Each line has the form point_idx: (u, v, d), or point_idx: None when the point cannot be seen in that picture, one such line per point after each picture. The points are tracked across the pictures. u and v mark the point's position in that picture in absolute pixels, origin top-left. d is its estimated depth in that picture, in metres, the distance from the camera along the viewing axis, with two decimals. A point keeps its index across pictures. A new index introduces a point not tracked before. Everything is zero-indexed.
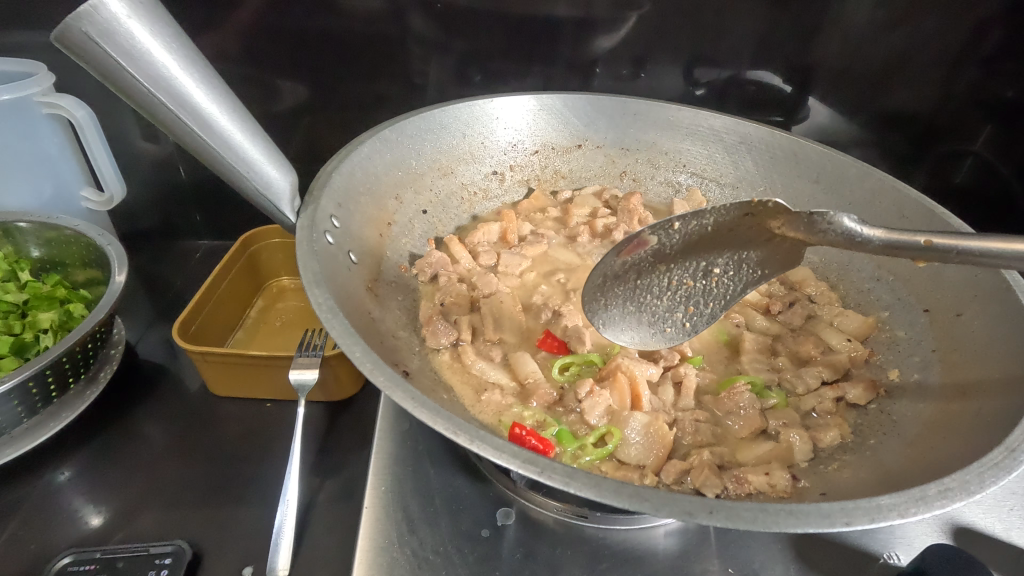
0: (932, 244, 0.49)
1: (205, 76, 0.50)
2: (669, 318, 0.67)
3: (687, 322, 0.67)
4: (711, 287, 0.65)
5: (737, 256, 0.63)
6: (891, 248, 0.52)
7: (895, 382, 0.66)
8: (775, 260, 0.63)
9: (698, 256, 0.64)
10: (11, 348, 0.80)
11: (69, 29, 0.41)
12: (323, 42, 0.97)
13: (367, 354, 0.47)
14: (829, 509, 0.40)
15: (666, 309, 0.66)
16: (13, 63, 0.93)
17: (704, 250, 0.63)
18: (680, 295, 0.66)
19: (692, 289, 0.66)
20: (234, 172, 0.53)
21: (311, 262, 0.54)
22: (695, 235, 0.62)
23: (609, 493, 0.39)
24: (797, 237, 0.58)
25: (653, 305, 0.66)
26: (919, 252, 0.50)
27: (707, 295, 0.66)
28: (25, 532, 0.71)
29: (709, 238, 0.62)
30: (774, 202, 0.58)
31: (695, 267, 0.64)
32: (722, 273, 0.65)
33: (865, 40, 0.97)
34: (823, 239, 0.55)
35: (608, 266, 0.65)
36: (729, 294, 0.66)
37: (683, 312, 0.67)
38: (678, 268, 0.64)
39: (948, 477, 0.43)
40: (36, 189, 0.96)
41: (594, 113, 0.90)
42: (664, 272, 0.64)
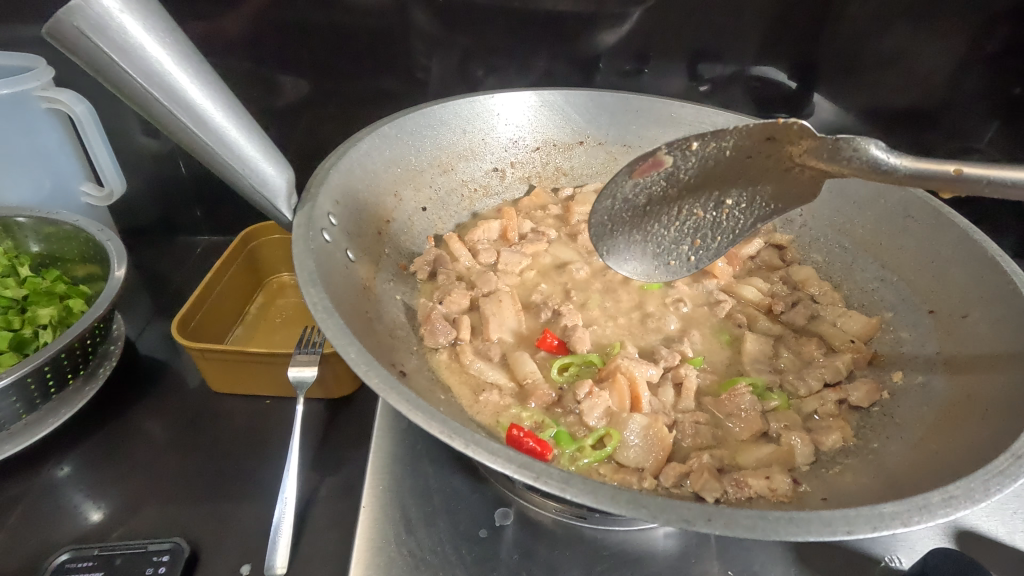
0: (960, 175, 0.48)
1: (199, 71, 0.49)
2: (674, 249, 0.70)
3: (693, 254, 0.71)
4: (721, 219, 0.67)
5: (752, 188, 0.64)
6: (917, 178, 0.51)
7: (899, 384, 0.65)
8: (790, 195, 0.63)
9: (710, 188, 0.65)
10: (10, 344, 0.80)
11: (60, 23, 0.40)
12: (324, 37, 0.96)
13: (362, 355, 0.46)
14: (830, 517, 0.39)
15: (673, 240, 0.70)
16: (13, 57, 0.93)
17: (719, 180, 0.64)
18: (688, 226, 0.69)
19: (701, 220, 0.68)
20: (229, 169, 0.53)
21: (307, 260, 0.53)
22: (712, 159, 0.63)
23: (606, 499, 0.39)
24: (819, 166, 0.57)
25: (660, 235, 0.69)
26: (947, 182, 0.49)
27: (716, 228, 0.68)
28: (24, 529, 0.71)
29: (722, 167, 0.63)
30: (799, 124, 0.56)
31: (708, 198, 0.66)
32: (734, 206, 0.66)
33: (871, 36, 0.96)
34: (846, 167, 0.54)
35: (620, 193, 0.66)
36: (738, 228, 0.67)
37: (689, 244, 0.70)
38: (692, 198, 0.66)
39: (952, 484, 0.42)
40: (36, 184, 0.96)
41: (596, 109, 0.89)
42: (675, 203, 0.66)
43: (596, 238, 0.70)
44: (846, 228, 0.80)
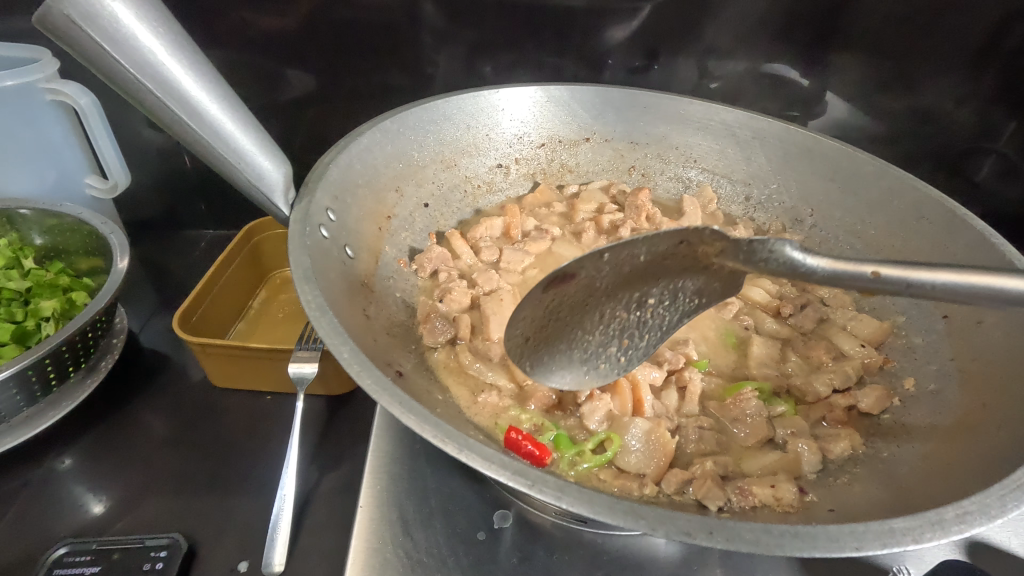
0: (880, 276, 0.45)
1: (194, 62, 0.48)
2: (603, 352, 0.55)
3: (622, 356, 0.57)
4: (646, 318, 0.56)
5: (673, 285, 0.55)
6: (833, 281, 0.48)
7: (911, 392, 0.63)
8: (714, 288, 0.56)
9: (630, 287, 0.53)
10: (12, 336, 0.79)
11: (50, 11, 0.40)
12: (328, 31, 0.95)
13: (355, 355, 0.45)
14: (837, 532, 0.38)
15: (600, 344, 0.55)
16: (17, 49, 0.92)
17: (639, 281, 0.53)
18: (614, 328, 0.55)
19: (626, 321, 0.55)
20: (225, 163, 0.52)
21: (302, 257, 0.52)
22: (624, 265, 0.51)
23: (602, 509, 0.38)
24: (734, 266, 0.52)
25: (586, 341, 0.54)
26: (869, 284, 0.45)
27: (642, 326, 0.56)
28: (24, 521, 0.71)
29: (641, 268, 0.52)
30: (713, 229, 0.50)
31: (629, 298, 0.54)
32: (657, 303, 0.56)
33: (886, 33, 0.94)
34: (763, 270, 0.50)
35: (533, 307, 0.51)
36: (665, 323, 0.57)
37: (617, 346, 0.56)
38: (612, 299, 0.53)
39: (966, 499, 0.41)
40: (39, 177, 0.96)
41: (602, 105, 0.88)
42: (595, 307, 0.53)
43: (514, 355, 0.52)
44: (858, 230, 0.78)
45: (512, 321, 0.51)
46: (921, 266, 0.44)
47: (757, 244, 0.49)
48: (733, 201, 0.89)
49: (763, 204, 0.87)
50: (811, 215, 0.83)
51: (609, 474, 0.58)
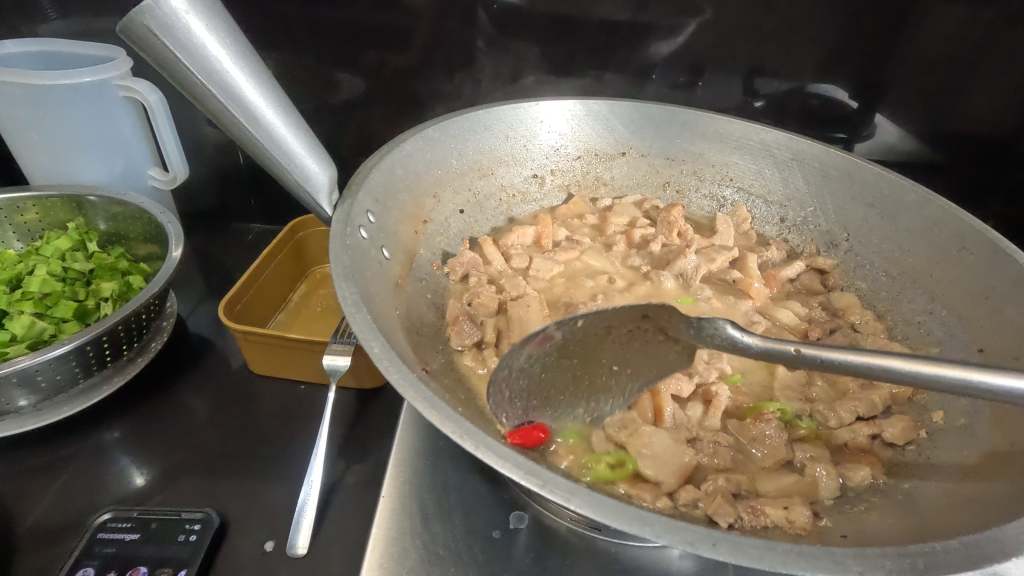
0: (801, 354, 0.52)
1: (255, 70, 0.52)
2: (570, 412, 0.61)
3: (589, 417, 0.62)
4: (609, 385, 0.60)
5: (635, 355, 0.59)
6: (766, 356, 0.55)
7: (939, 425, 0.62)
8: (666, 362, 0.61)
9: (596, 356, 0.57)
10: (75, 313, 0.86)
11: (132, 22, 0.44)
12: (381, 38, 1.00)
13: (385, 350, 0.48)
14: (841, 556, 0.38)
15: (569, 404, 0.60)
16: (96, 47, 0.99)
17: (602, 351, 0.57)
18: (582, 391, 0.60)
19: (592, 385, 0.59)
20: (277, 164, 0.55)
21: (342, 256, 0.55)
22: (594, 332, 0.56)
23: (610, 514, 0.39)
24: (688, 342, 0.58)
25: (557, 399, 0.59)
26: (791, 360, 0.53)
27: (608, 393, 0.61)
28: (74, 486, 0.76)
29: (604, 336, 0.57)
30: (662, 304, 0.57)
31: (593, 366, 0.58)
32: (619, 373, 0.60)
33: (941, 57, 0.92)
34: (709, 344, 0.57)
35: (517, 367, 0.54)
36: (626, 389, 0.61)
37: (585, 407, 0.61)
38: (585, 362, 0.57)
39: (981, 534, 0.40)
40: (108, 166, 1.03)
41: (640, 122, 0.89)
42: (564, 366, 0.56)
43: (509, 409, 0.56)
44: (895, 257, 0.77)
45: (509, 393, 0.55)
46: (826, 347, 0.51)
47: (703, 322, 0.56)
48: (767, 221, 0.89)
49: (798, 226, 0.87)
50: (847, 239, 0.82)
51: (629, 483, 0.59)
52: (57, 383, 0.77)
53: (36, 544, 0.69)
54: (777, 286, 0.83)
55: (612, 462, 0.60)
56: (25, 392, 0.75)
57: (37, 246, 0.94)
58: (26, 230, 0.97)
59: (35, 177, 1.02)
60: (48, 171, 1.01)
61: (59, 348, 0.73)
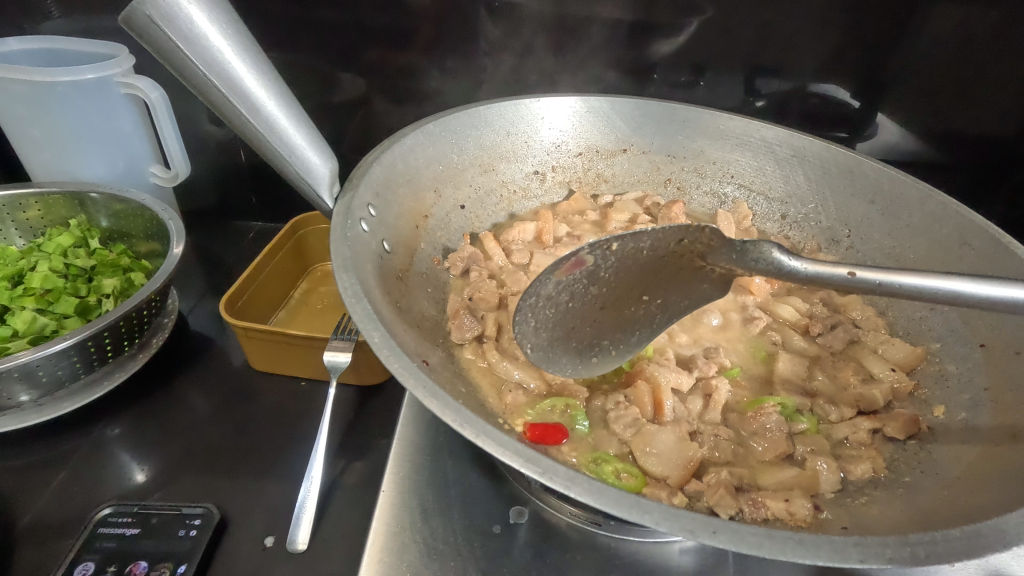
0: (856, 277, 0.48)
1: (256, 63, 0.52)
2: (597, 345, 0.61)
3: (614, 349, 0.62)
4: (639, 315, 0.61)
5: (670, 284, 0.60)
6: (815, 282, 0.51)
7: (939, 419, 0.62)
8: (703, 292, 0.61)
9: (629, 284, 0.59)
10: (76, 309, 0.86)
11: (134, 12, 0.44)
12: (383, 37, 1.00)
13: (385, 341, 0.48)
14: (842, 544, 0.38)
15: (595, 336, 0.60)
16: (99, 45, 1.00)
17: (636, 277, 0.59)
18: (609, 322, 0.60)
19: (621, 316, 0.60)
20: (278, 156, 0.55)
21: (342, 248, 0.55)
22: (629, 260, 0.58)
23: (610, 501, 0.39)
24: (726, 268, 0.57)
25: (584, 330, 0.59)
26: (846, 285, 0.49)
27: (638, 322, 0.61)
28: (74, 481, 0.76)
29: (639, 264, 0.59)
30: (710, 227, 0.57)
31: (625, 293, 0.59)
32: (650, 303, 0.61)
33: (944, 56, 0.92)
34: (753, 271, 0.54)
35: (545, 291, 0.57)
36: (655, 323, 0.62)
37: (612, 339, 0.61)
38: (613, 293, 0.59)
39: (982, 524, 0.40)
40: (110, 163, 1.03)
41: (641, 118, 0.89)
42: (596, 297, 0.58)
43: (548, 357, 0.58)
44: (897, 254, 0.77)
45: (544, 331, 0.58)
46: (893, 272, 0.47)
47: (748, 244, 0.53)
48: (768, 218, 0.89)
49: (799, 222, 0.87)
50: (848, 236, 0.82)
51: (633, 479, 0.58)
52: (58, 378, 0.77)
53: (36, 539, 0.69)
54: (777, 283, 0.83)
55: (617, 472, 0.58)
56: (27, 387, 0.75)
57: (38, 243, 0.94)
58: (28, 227, 0.97)
59: (37, 174, 1.02)
60: (50, 168, 1.01)
61: (60, 343, 0.73)
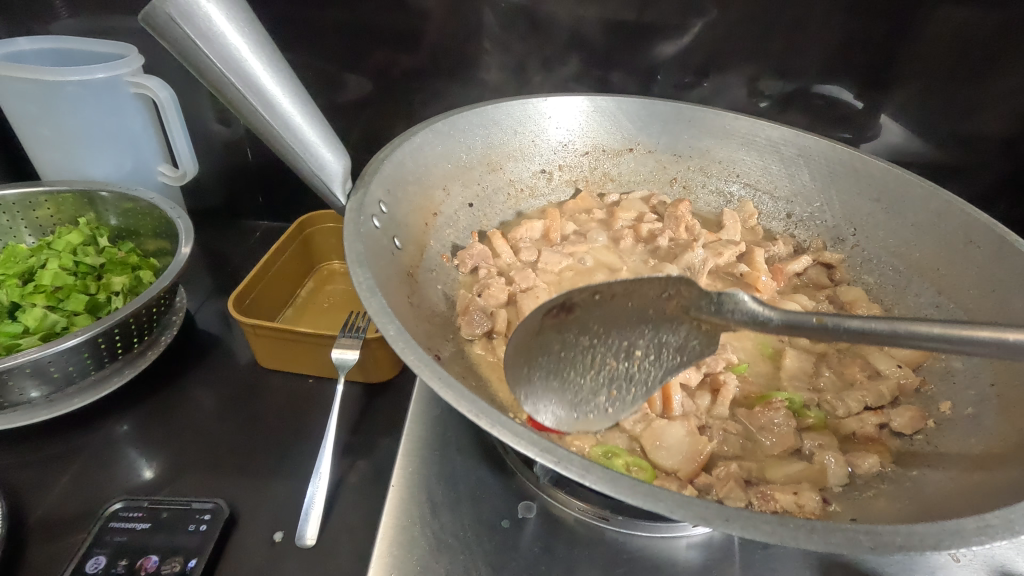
0: (822, 322, 0.49)
1: (271, 60, 0.53)
2: (591, 401, 0.58)
3: (610, 408, 0.58)
4: (633, 371, 0.58)
5: (658, 338, 0.57)
6: (789, 327, 0.50)
7: (946, 415, 0.62)
8: (694, 348, 0.57)
9: (618, 335, 0.57)
10: (86, 306, 0.87)
11: (155, 9, 0.45)
12: (389, 38, 1.01)
13: (400, 333, 0.48)
14: (852, 531, 0.38)
15: (589, 390, 0.58)
16: (108, 45, 1.01)
17: (623, 328, 0.57)
18: (603, 376, 0.58)
19: (614, 370, 0.58)
20: (291, 153, 0.56)
21: (356, 242, 0.56)
22: (616, 308, 0.57)
23: (624, 490, 0.39)
24: (710, 321, 0.54)
25: (576, 383, 0.58)
26: (816, 332, 0.49)
27: (630, 379, 0.58)
28: (85, 477, 0.77)
29: (625, 314, 0.57)
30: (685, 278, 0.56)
31: (615, 345, 0.57)
32: (643, 357, 0.58)
33: (948, 56, 0.92)
34: (730, 321, 0.53)
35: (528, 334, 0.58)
36: (652, 380, 0.58)
37: (606, 396, 0.58)
38: (602, 344, 0.57)
39: (988, 513, 0.40)
40: (119, 163, 1.04)
41: (647, 118, 0.89)
42: (585, 347, 0.57)
43: (514, 381, 0.57)
44: (902, 252, 0.77)
45: (509, 347, 0.59)
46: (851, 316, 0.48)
47: (720, 294, 0.53)
48: (774, 217, 0.90)
49: (804, 221, 0.87)
50: (853, 234, 0.83)
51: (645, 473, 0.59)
52: (69, 374, 0.78)
53: (47, 534, 0.70)
54: (784, 280, 0.84)
55: (627, 463, 0.59)
56: (38, 382, 0.76)
57: (48, 240, 0.95)
58: (38, 225, 0.98)
59: (46, 173, 1.03)
60: (60, 167, 1.02)
61: (71, 339, 0.74)
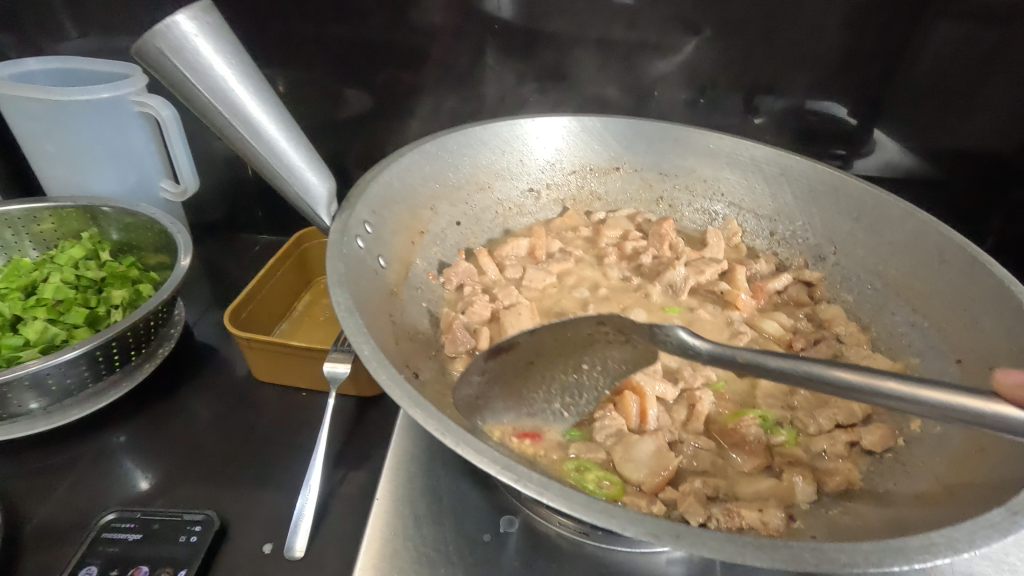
0: (745, 362, 0.55)
1: (259, 89, 0.56)
2: (548, 408, 0.65)
3: (566, 411, 0.66)
4: (583, 380, 0.65)
5: (602, 354, 0.65)
6: (716, 360, 0.58)
7: (916, 433, 0.63)
8: (636, 357, 0.66)
9: (564, 358, 0.63)
10: (86, 319, 0.89)
11: (146, 45, 0.49)
12: (390, 56, 1.03)
13: (374, 353, 0.50)
14: (797, 548, 0.39)
15: (545, 402, 0.65)
16: (115, 64, 1.04)
17: (571, 352, 0.63)
18: (555, 389, 0.65)
19: (566, 382, 0.65)
20: (277, 177, 0.58)
21: (338, 263, 0.58)
22: (557, 336, 0.62)
23: (579, 507, 0.40)
24: (645, 344, 0.64)
25: (532, 399, 0.64)
26: (740, 367, 0.55)
27: (580, 389, 0.66)
28: (81, 488, 0.78)
29: (569, 343, 0.63)
30: (620, 315, 0.63)
31: (565, 365, 0.64)
32: (590, 368, 0.65)
33: (940, 74, 0.94)
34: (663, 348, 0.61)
35: (479, 372, 0.62)
36: (600, 384, 0.67)
37: (560, 402, 0.66)
38: (552, 366, 0.63)
39: (934, 532, 0.41)
40: (122, 178, 1.07)
41: (634, 137, 0.91)
42: (536, 372, 0.63)
43: (470, 410, 0.61)
44: (880, 270, 0.79)
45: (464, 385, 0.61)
46: (777, 357, 0.53)
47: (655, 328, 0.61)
48: (758, 235, 0.91)
49: (787, 239, 0.89)
50: (833, 253, 0.84)
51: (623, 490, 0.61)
52: (66, 386, 0.80)
53: (41, 543, 0.72)
54: (764, 298, 0.85)
55: (595, 484, 0.60)
56: (36, 395, 0.78)
57: (52, 254, 0.97)
58: (42, 240, 1.01)
59: (52, 188, 1.06)
60: (65, 182, 1.05)
61: (69, 353, 0.76)
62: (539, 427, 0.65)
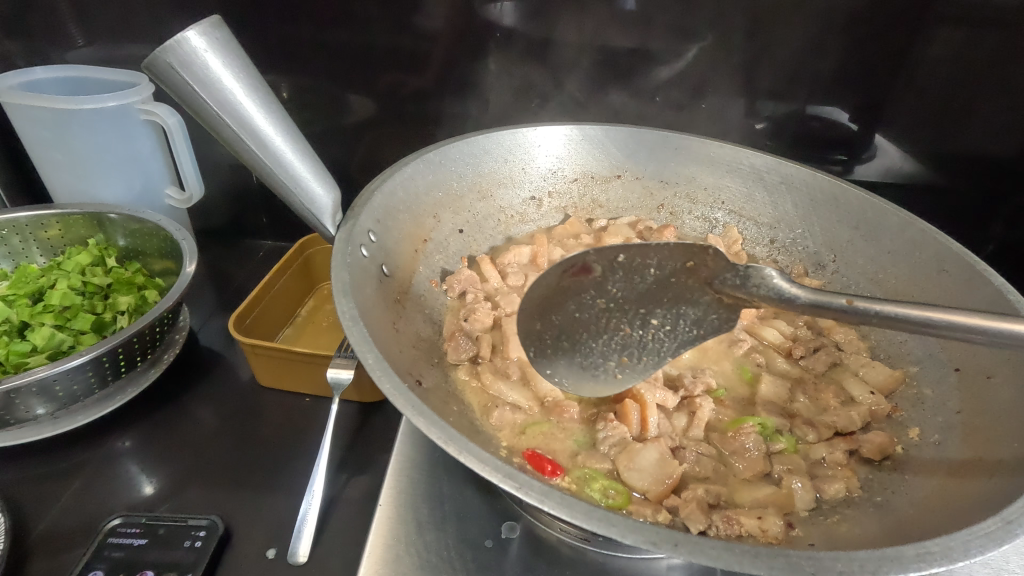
0: (851, 304, 0.55)
1: (265, 102, 0.57)
2: (601, 363, 0.66)
3: (619, 372, 0.67)
4: (648, 340, 0.67)
5: (675, 310, 0.67)
6: (817, 306, 0.58)
7: (914, 441, 0.64)
8: (713, 322, 0.67)
9: (636, 306, 0.66)
10: (92, 325, 0.90)
11: (157, 59, 0.50)
12: (394, 62, 1.04)
13: (379, 362, 0.51)
14: (795, 556, 0.40)
15: (601, 353, 0.66)
16: (122, 73, 1.05)
17: (648, 300, 0.66)
18: (616, 342, 0.66)
19: (629, 338, 0.66)
20: (283, 188, 0.59)
21: (342, 272, 0.58)
22: (639, 280, 0.65)
23: (580, 515, 0.41)
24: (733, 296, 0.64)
25: (590, 347, 0.66)
26: (841, 311, 0.56)
27: (642, 346, 0.67)
28: (86, 493, 0.79)
29: (647, 288, 0.65)
30: (714, 248, 0.64)
31: (634, 315, 0.66)
32: (658, 327, 0.67)
33: (940, 81, 0.95)
34: (756, 294, 0.61)
35: (544, 289, 0.64)
36: (664, 351, 0.67)
37: (616, 361, 0.66)
38: (620, 313, 0.65)
39: (930, 540, 0.42)
40: (128, 185, 1.08)
41: (635, 145, 0.92)
42: (604, 314, 0.65)
43: (527, 337, 0.65)
44: (879, 278, 0.79)
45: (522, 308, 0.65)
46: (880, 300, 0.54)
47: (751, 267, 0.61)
48: (758, 243, 0.91)
49: (787, 247, 0.89)
50: (833, 261, 0.85)
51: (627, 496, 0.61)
52: (73, 392, 0.81)
53: (47, 547, 0.72)
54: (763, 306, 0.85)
55: (602, 492, 0.61)
56: (43, 401, 0.78)
57: (59, 261, 0.99)
58: (49, 246, 1.02)
59: (58, 195, 1.07)
60: (72, 189, 1.06)
61: (77, 359, 0.77)
62: (587, 381, 0.66)
